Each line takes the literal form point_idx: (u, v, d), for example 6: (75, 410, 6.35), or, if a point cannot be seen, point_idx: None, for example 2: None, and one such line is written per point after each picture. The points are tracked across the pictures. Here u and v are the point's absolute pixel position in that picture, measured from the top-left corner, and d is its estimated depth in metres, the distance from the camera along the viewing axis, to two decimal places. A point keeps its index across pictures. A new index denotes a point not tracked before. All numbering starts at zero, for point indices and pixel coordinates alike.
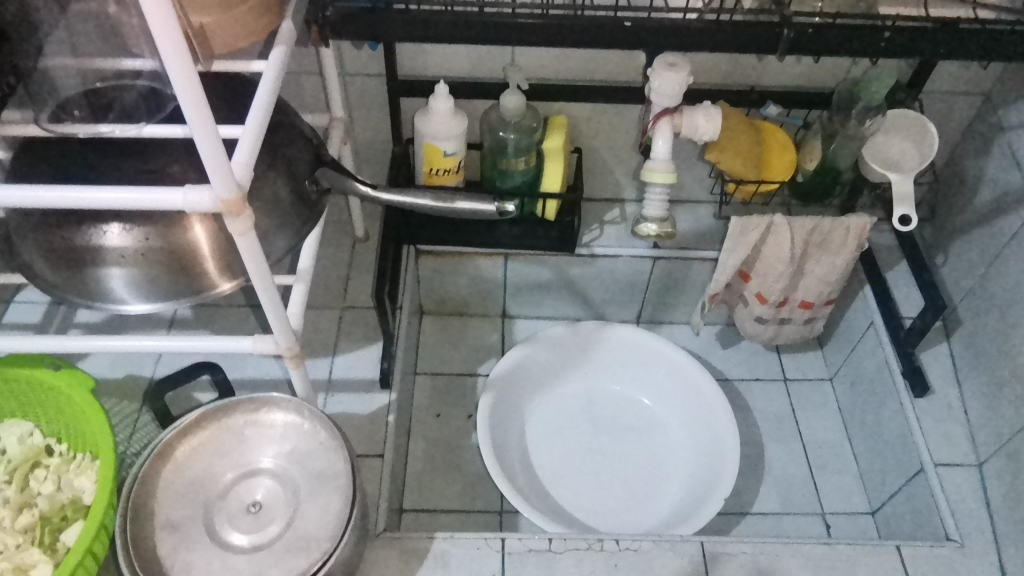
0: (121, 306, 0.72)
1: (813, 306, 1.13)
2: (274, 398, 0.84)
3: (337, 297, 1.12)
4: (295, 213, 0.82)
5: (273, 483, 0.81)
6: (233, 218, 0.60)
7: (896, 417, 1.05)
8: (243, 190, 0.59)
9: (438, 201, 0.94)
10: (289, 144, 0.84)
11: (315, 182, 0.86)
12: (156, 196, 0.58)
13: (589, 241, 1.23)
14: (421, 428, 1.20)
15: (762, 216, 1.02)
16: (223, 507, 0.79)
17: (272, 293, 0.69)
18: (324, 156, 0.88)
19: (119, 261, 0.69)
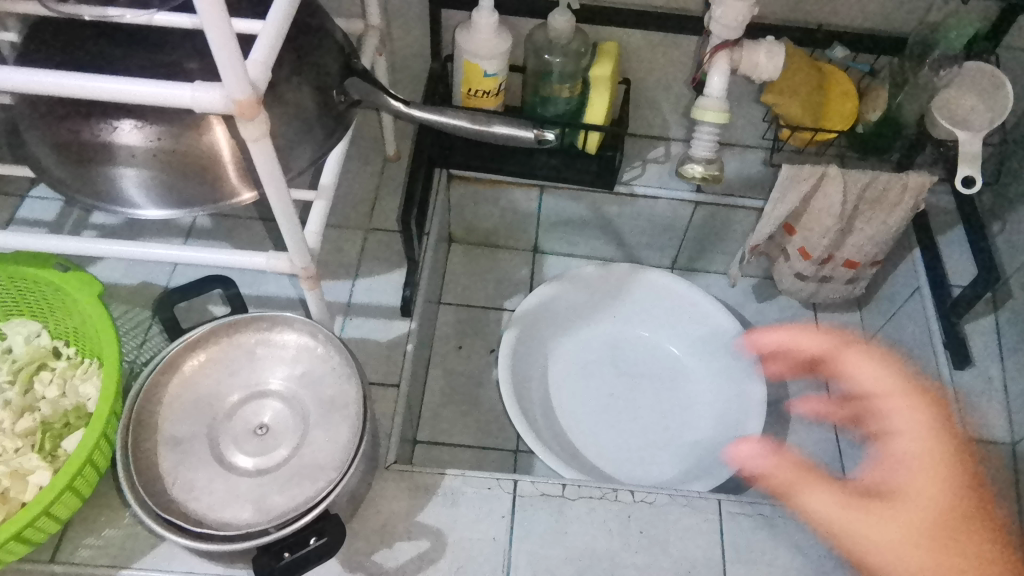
0: (136, 211, 0.67)
1: (858, 266, 1.08)
2: (288, 318, 0.82)
3: (363, 218, 1.08)
4: (323, 125, 0.78)
5: (281, 406, 0.80)
6: (246, 121, 0.57)
7: (932, 390, 1.01)
8: (257, 92, 0.56)
9: (474, 123, 0.88)
10: (318, 49, 0.78)
11: (344, 93, 0.80)
12: (165, 90, 0.54)
13: (630, 179, 1.17)
14: (440, 358, 1.19)
15: (816, 166, 0.95)
16: (229, 428, 0.78)
17: (288, 210, 0.66)
18: (355, 66, 0.82)
19: (132, 161, 0.65)
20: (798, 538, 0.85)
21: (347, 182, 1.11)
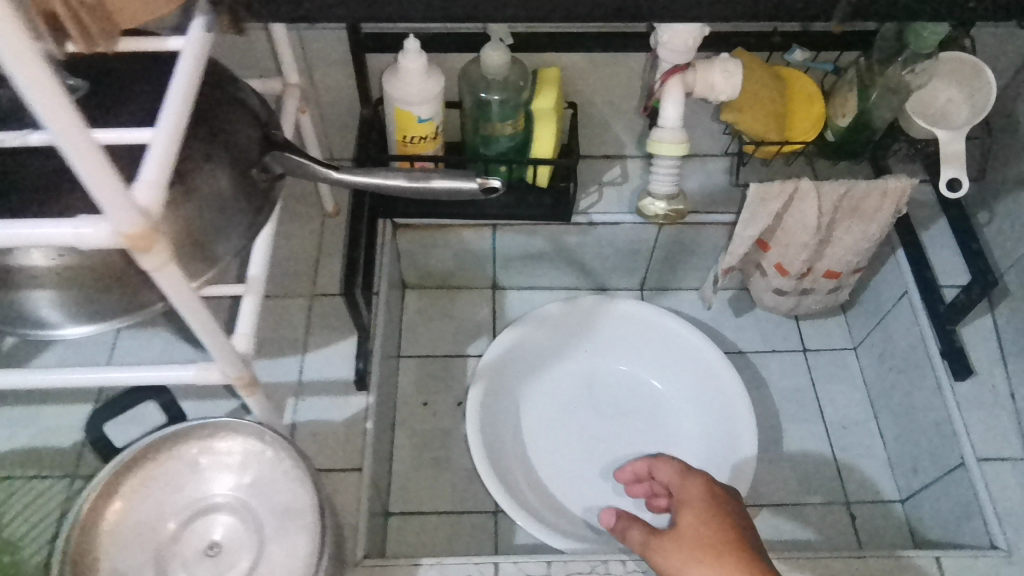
0: (55, 332, 0.55)
1: (839, 276, 1.02)
2: (235, 424, 0.72)
3: (306, 285, 1.01)
4: (243, 209, 0.69)
5: (233, 520, 0.71)
6: (143, 254, 0.47)
7: (932, 400, 0.95)
8: (153, 218, 0.47)
9: (410, 180, 0.81)
10: (230, 123, 0.70)
11: (264, 169, 0.73)
12: (41, 229, 0.45)
13: (586, 207, 1.11)
14: (406, 419, 1.12)
15: (787, 181, 0.89)
16: (178, 552, 0.70)
17: (213, 331, 0.57)
18: (275, 137, 0.74)
19: (41, 278, 0.53)
20: None
21: (285, 246, 1.03)
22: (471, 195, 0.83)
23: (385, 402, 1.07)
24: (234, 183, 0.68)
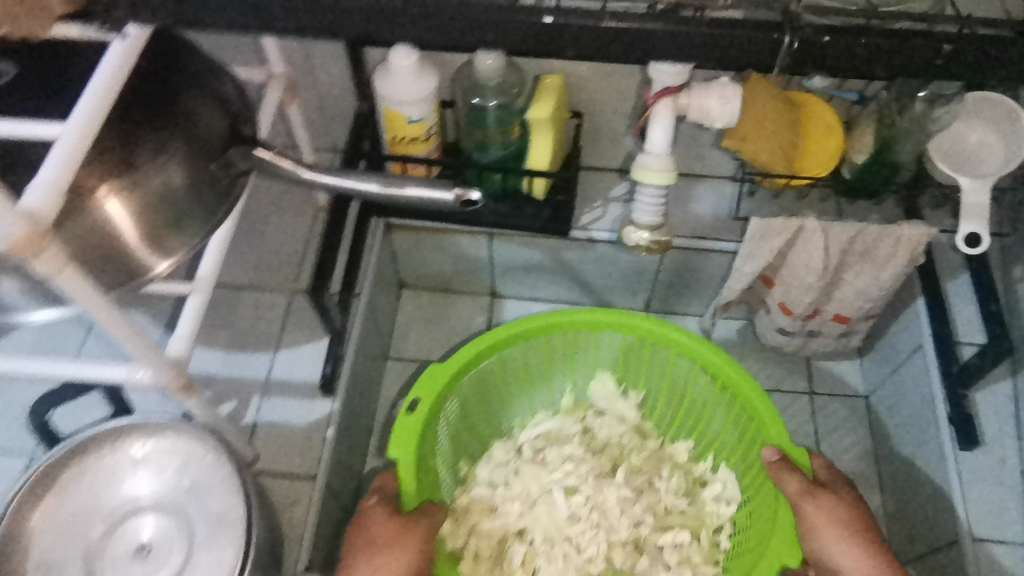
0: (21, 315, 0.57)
1: (849, 321, 0.94)
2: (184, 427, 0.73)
3: (288, 279, 0.99)
4: (198, 204, 0.65)
5: (166, 518, 0.71)
6: (34, 258, 0.46)
7: (933, 466, 0.88)
8: (44, 224, 0.45)
9: (382, 189, 0.70)
10: (197, 112, 0.65)
11: (224, 164, 0.66)
12: None
13: (587, 222, 1.05)
14: (383, 423, 1.10)
15: (791, 219, 0.82)
16: (107, 550, 0.69)
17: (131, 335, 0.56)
18: (242, 130, 0.68)
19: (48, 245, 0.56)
20: None
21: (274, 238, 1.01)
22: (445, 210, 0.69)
23: (365, 406, 1.05)
24: (188, 178, 0.63)
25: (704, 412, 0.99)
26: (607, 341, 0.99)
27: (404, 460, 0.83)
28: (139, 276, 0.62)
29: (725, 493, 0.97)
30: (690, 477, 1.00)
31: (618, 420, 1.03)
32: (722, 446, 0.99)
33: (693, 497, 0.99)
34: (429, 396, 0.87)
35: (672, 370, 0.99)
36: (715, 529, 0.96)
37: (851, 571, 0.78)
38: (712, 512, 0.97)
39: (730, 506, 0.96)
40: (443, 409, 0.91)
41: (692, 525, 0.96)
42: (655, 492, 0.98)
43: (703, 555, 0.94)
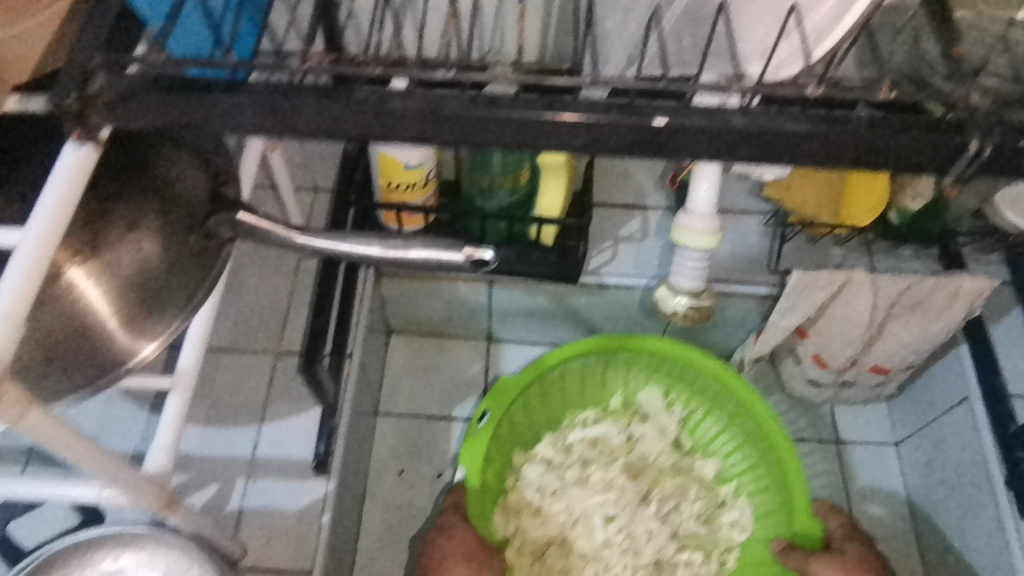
0: None
1: (887, 372, 0.87)
2: (167, 538, 0.62)
3: (270, 339, 0.88)
4: (176, 286, 0.54)
5: None
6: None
7: (989, 535, 0.82)
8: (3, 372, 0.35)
9: (384, 251, 0.54)
10: (174, 177, 0.54)
11: (203, 235, 0.55)
12: None
13: (597, 265, 0.96)
14: (378, 489, 1.00)
15: (838, 271, 0.76)
16: None
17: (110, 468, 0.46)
18: (225, 193, 0.56)
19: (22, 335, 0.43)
20: None
21: (251, 292, 0.90)
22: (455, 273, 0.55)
23: (356, 474, 0.95)
24: (163, 257, 0.53)
25: (740, 435, 0.94)
26: (659, 364, 0.96)
27: (471, 470, 0.85)
28: (111, 371, 0.50)
29: (743, 519, 0.92)
30: (712, 502, 0.94)
31: (662, 442, 0.96)
32: (751, 475, 0.93)
33: (711, 522, 0.93)
34: (499, 412, 0.89)
35: (700, 393, 0.96)
36: (724, 550, 0.91)
37: None
38: (726, 534, 0.92)
39: (745, 534, 0.91)
40: (494, 447, 0.90)
41: (705, 547, 0.92)
42: (686, 509, 0.93)
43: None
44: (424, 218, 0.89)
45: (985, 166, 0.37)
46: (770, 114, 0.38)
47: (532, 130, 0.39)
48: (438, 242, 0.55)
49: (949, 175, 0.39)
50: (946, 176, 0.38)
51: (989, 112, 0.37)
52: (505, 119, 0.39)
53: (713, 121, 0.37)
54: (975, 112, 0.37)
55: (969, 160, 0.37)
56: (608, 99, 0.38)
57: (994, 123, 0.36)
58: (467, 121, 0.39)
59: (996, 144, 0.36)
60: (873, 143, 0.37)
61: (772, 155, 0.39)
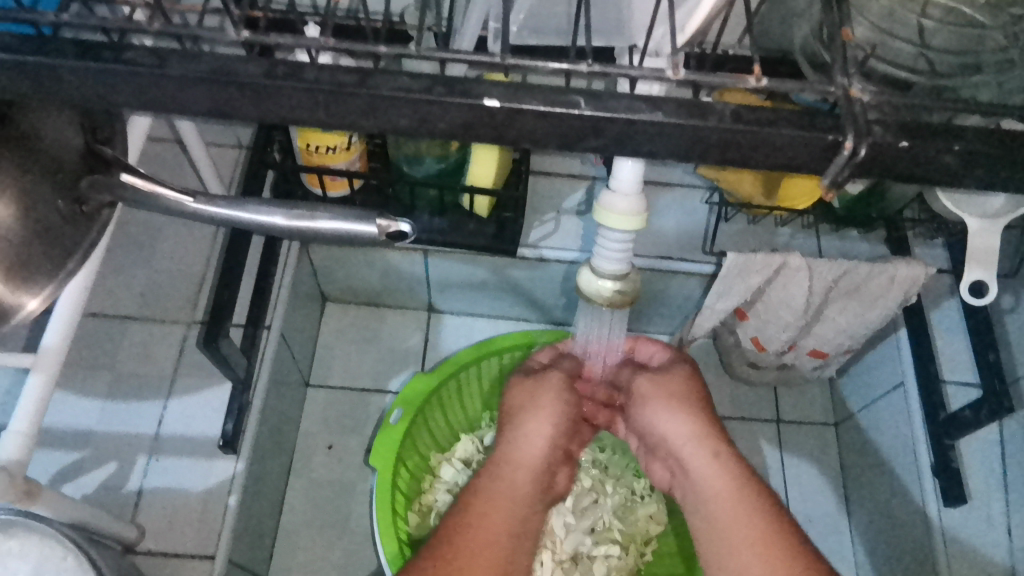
0: None
1: (826, 356, 0.85)
2: (40, 526, 0.58)
3: (184, 309, 0.83)
4: (41, 255, 0.46)
5: None
6: None
7: (913, 521, 0.81)
8: None
9: (290, 220, 0.49)
10: (40, 132, 0.47)
11: (76, 200, 0.48)
12: None
13: (537, 238, 0.91)
14: (304, 464, 0.97)
15: (774, 254, 0.73)
16: None
17: None
18: (105, 152, 0.49)
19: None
20: None
21: (165, 259, 0.85)
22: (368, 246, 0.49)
23: (279, 450, 0.91)
24: (28, 221, 0.45)
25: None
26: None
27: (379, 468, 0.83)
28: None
29: (660, 511, 0.92)
30: (629, 496, 0.94)
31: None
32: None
33: (629, 517, 0.93)
34: (412, 411, 0.86)
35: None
36: (643, 543, 0.92)
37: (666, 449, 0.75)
38: (642, 528, 0.92)
39: (660, 527, 0.92)
40: (406, 447, 0.88)
41: (622, 541, 0.92)
42: (605, 505, 0.93)
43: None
44: (349, 184, 0.84)
45: (860, 168, 0.34)
46: (621, 97, 0.33)
47: (348, 105, 0.33)
48: (349, 209, 0.49)
49: (827, 179, 0.35)
50: (820, 180, 0.35)
51: (869, 109, 0.34)
52: (311, 96, 0.33)
53: (557, 109, 0.33)
54: (857, 109, 0.34)
55: (844, 162, 0.33)
56: (428, 76, 0.33)
57: (873, 122, 0.33)
58: (270, 93, 0.33)
59: (872, 143, 0.32)
60: (738, 140, 0.33)
61: (625, 145, 0.34)
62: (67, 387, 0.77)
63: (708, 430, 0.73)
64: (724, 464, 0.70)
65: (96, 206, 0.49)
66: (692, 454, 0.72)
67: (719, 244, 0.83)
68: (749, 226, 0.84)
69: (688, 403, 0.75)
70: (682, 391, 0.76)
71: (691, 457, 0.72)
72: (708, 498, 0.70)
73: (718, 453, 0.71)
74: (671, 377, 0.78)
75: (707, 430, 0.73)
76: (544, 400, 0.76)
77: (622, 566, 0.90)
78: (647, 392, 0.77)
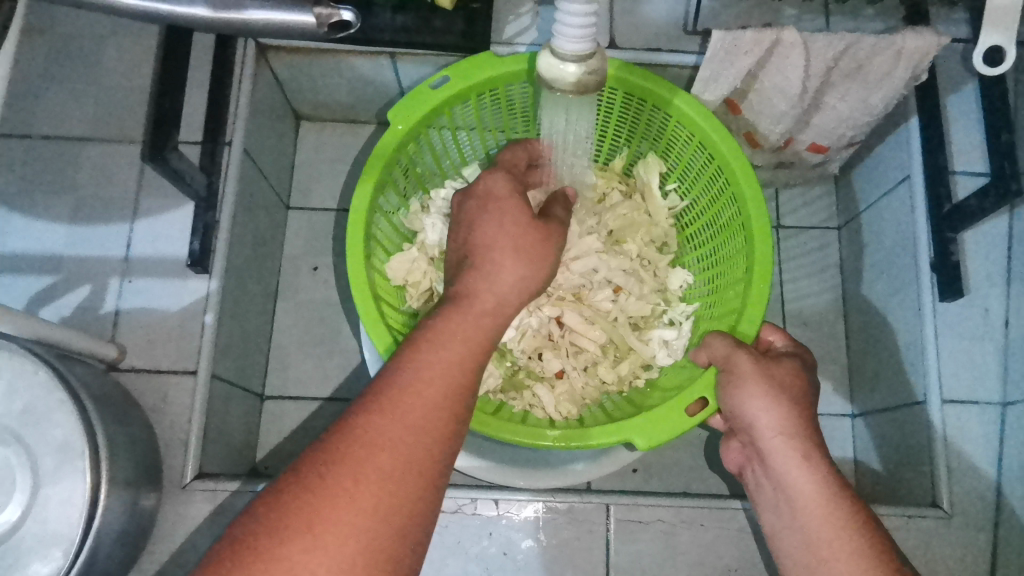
0: None
1: (826, 150, 0.79)
2: (8, 343, 0.59)
3: (140, 126, 0.79)
4: None
5: (11, 450, 0.57)
6: None
7: (907, 318, 0.78)
8: None
9: (213, 10, 0.46)
10: None
11: None
12: None
13: (511, 34, 0.83)
14: (291, 284, 0.96)
15: (765, 31, 0.65)
16: None
17: None
18: None
19: None
20: (704, 546, 0.75)
21: (113, 73, 0.79)
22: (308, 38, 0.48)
23: (262, 270, 0.90)
24: None
25: (722, 243, 0.77)
26: (679, 133, 0.77)
27: (393, 128, 0.73)
28: None
29: (676, 342, 0.79)
30: (657, 312, 0.82)
31: (644, 221, 0.83)
32: (710, 302, 0.79)
33: (642, 332, 0.81)
34: (460, 83, 0.74)
35: (704, 193, 0.79)
36: (641, 364, 0.81)
37: (765, 430, 0.65)
38: (650, 350, 0.80)
39: (669, 359, 0.79)
40: (433, 123, 0.78)
41: (620, 351, 0.80)
42: (623, 300, 0.81)
43: (586, 383, 0.80)
44: None
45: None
46: None
47: None
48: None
49: None
50: None
51: None
52: None
53: None
54: None
55: None
56: None
57: None
58: None
59: None
60: None
61: None
62: (32, 211, 0.76)
63: (802, 430, 0.65)
64: (816, 469, 0.63)
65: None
66: (778, 454, 0.64)
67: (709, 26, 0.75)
68: (745, 4, 0.75)
69: (786, 394, 0.66)
70: (790, 385, 0.67)
71: (782, 466, 0.64)
72: (793, 520, 0.62)
73: (810, 461, 0.63)
74: (780, 369, 0.68)
75: (799, 429, 0.65)
76: (512, 228, 0.62)
77: (601, 369, 0.80)
78: (748, 376, 0.66)
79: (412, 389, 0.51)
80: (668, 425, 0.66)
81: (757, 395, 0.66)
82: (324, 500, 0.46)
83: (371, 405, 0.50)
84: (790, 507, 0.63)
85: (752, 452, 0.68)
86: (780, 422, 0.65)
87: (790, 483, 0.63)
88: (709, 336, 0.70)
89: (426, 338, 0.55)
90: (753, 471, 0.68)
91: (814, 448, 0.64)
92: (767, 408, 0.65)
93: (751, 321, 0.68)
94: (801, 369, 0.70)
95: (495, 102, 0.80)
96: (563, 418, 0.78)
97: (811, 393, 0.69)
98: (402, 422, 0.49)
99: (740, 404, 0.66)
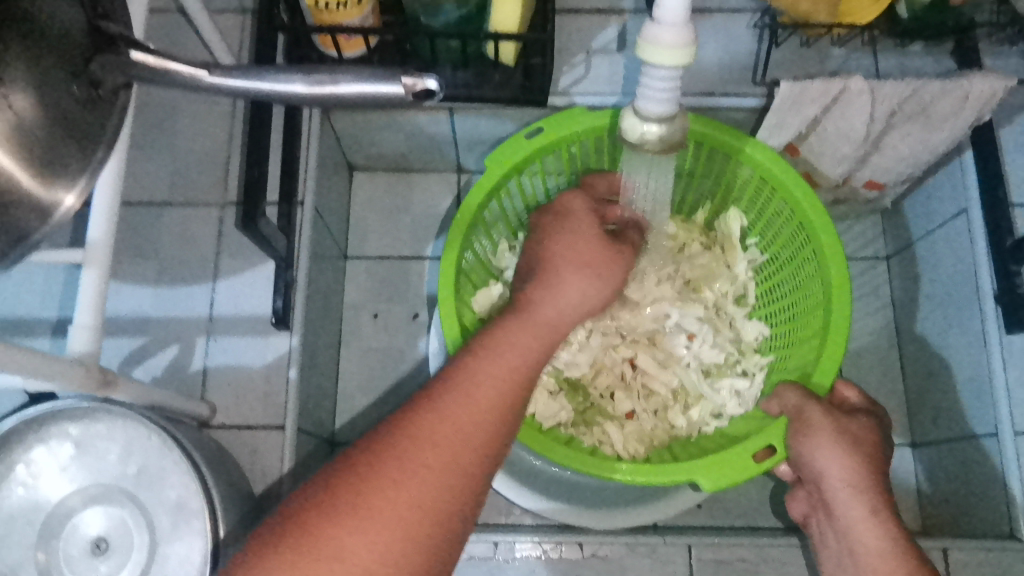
0: None
1: (882, 187, 0.81)
2: (121, 410, 0.60)
3: (216, 189, 0.81)
4: (65, 141, 0.39)
5: (128, 511, 0.60)
6: None
7: (971, 348, 0.79)
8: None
9: (308, 86, 0.40)
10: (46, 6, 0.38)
11: (90, 84, 0.40)
12: None
13: (569, 85, 0.86)
14: (352, 331, 0.99)
15: (832, 79, 0.67)
16: (64, 544, 0.60)
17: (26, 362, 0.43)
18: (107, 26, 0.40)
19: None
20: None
21: (189, 138, 0.82)
22: (396, 110, 0.41)
23: (328, 321, 0.93)
24: (45, 107, 0.38)
25: (802, 297, 0.79)
26: (763, 189, 0.80)
27: (491, 167, 0.76)
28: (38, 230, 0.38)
29: (748, 391, 0.80)
30: (730, 361, 0.83)
31: (723, 270, 0.86)
32: (786, 353, 0.80)
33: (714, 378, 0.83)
34: (554, 133, 0.77)
35: (787, 249, 0.81)
36: (710, 413, 0.81)
37: (835, 482, 0.67)
38: (722, 397, 0.81)
39: (738, 408, 0.80)
40: (524, 171, 0.81)
41: (693, 396, 0.82)
42: (698, 347, 0.82)
43: (656, 425, 0.81)
44: (365, 42, 0.79)
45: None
46: None
47: None
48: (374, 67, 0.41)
49: None
50: None
51: None
52: None
53: None
54: None
55: None
56: None
57: None
58: None
59: None
60: None
61: None
62: (118, 275, 0.78)
63: (872, 486, 0.67)
64: (883, 524, 0.64)
65: (114, 88, 0.41)
66: (847, 507, 0.66)
67: (766, 74, 0.78)
68: (800, 50, 0.77)
69: (857, 450, 0.68)
70: (862, 440, 0.69)
71: (849, 518, 0.66)
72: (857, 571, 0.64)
73: (878, 516, 0.65)
74: (852, 423, 0.70)
75: (869, 484, 0.67)
76: (572, 236, 0.65)
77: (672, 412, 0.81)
78: (822, 425, 0.68)
79: (469, 393, 0.54)
80: (736, 466, 0.66)
81: (829, 448, 0.67)
82: (371, 486, 0.48)
83: (430, 403, 0.53)
84: (856, 560, 0.64)
85: (818, 502, 0.70)
86: (850, 476, 0.67)
87: (856, 536, 0.65)
88: (781, 387, 0.72)
89: (488, 344, 0.58)
90: (818, 522, 0.70)
91: (883, 503, 0.66)
92: (837, 459, 0.67)
93: (827, 369, 0.70)
94: (871, 424, 0.71)
95: (586, 155, 0.83)
96: (629, 456, 0.79)
97: (883, 450, 0.71)
98: (443, 432, 0.52)
99: (809, 453, 0.68)
